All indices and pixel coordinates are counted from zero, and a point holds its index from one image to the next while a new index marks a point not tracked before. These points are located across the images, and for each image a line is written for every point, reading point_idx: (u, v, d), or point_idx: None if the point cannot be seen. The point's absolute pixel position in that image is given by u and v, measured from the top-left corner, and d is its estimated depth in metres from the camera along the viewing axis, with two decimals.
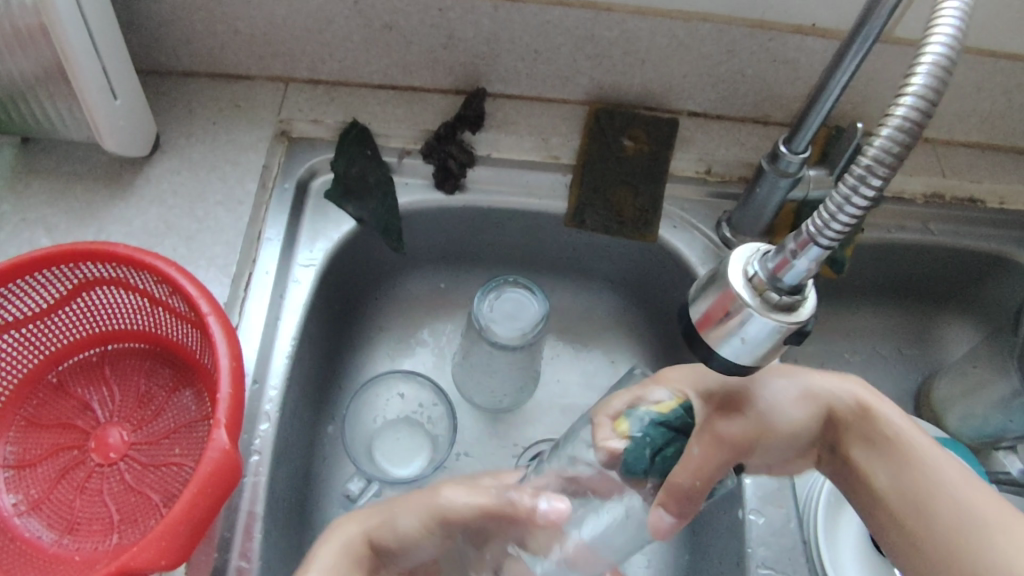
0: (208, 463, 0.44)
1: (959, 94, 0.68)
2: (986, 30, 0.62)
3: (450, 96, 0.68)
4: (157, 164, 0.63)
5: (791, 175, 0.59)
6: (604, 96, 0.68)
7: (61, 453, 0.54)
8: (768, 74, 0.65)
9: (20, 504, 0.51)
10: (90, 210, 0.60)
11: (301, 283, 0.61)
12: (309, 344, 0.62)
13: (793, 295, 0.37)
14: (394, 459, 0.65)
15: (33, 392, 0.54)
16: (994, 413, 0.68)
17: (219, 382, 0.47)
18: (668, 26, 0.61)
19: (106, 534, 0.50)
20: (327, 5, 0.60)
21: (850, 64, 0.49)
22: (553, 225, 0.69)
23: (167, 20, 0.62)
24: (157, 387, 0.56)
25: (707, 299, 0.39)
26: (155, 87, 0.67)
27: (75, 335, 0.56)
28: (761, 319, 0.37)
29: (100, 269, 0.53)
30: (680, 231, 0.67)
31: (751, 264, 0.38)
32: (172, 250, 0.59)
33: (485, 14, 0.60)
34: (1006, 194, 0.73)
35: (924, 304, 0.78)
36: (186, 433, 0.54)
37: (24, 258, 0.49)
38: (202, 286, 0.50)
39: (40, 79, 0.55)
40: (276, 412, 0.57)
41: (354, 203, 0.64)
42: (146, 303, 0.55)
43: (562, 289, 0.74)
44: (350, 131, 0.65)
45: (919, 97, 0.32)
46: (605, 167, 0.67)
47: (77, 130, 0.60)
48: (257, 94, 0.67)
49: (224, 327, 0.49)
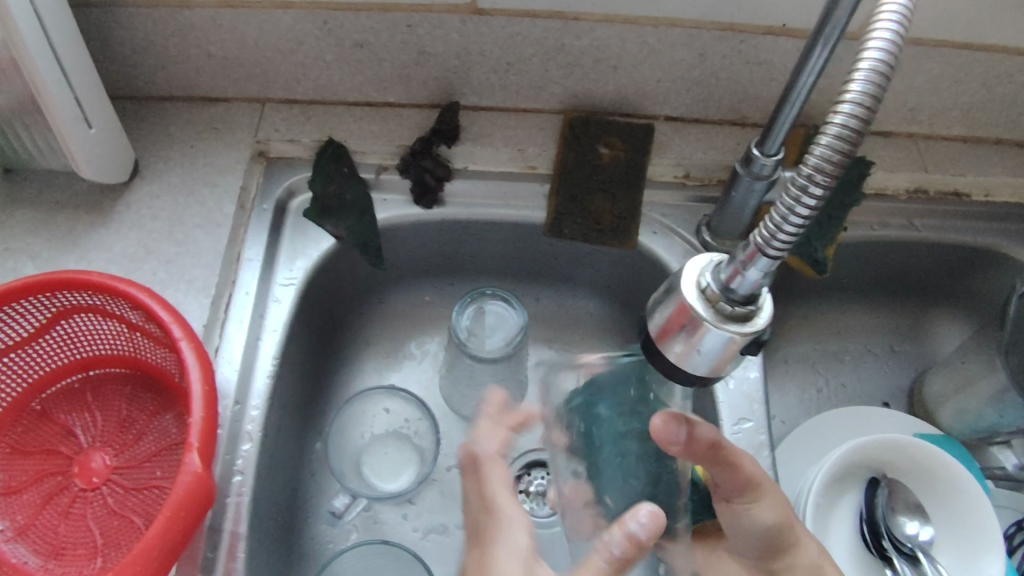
0: (182, 488, 0.45)
1: (938, 89, 0.68)
2: (960, 23, 0.61)
3: (425, 110, 0.68)
4: (136, 189, 0.64)
5: (765, 177, 0.58)
6: (578, 104, 0.68)
7: (45, 479, 0.54)
8: (741, 76, 0.64)
9: (6, 531, 0.51)
10: (71, 238, 0.61)
11: (282, 303, 0.62)
12: (291, 362, 0.62)
13: (747, 304, 0.40)
14: (382, 474, 0.65)
15: (16, 419, 0.55)
16: (986, 408, 0.67)
17: (192, 407, 0.47)
18: (637, 32, 0.61)
19: (90, 558, 0.51)
20: (297, 25, 0.61)
21: (814, 64, 0.48)
22: (533, 234, 0.69)
23: (142, 47, 0.63)
24: (137, 411, 0.57)
25: (664, 311, 0.42)
26: (134, 114, 0.68)
27: (58, 363, 0.57)
28: (716, 331, 0.39)
29: (77, 297, 0.53)
30: (659, 236, 0.67)
31: (704, 276, 0.41)
32: (152, 274, 0.60)
33: (453, 28, 0.61)
34: (989, 185, 0.72)
35: (914, 301, 0.78)
36: (166, 457, 0.54)
37: (2, 288, 0.50)
38: (175, 311, 0.51)
39: (16, 112, 0.56)
40: (258, 431, 0.57)
41: (332, 221, 0.65)
42: (124, 329, 0.56)
43: (547, 297, 0.74)
44: (326, 150, 0.66)
45: (856, 104, 0.34)
46: (581, 175, 0.67)
47: (55, 158, 0.61)
48: (234, 115, 0.68)
49: (197, 352, 0.49)
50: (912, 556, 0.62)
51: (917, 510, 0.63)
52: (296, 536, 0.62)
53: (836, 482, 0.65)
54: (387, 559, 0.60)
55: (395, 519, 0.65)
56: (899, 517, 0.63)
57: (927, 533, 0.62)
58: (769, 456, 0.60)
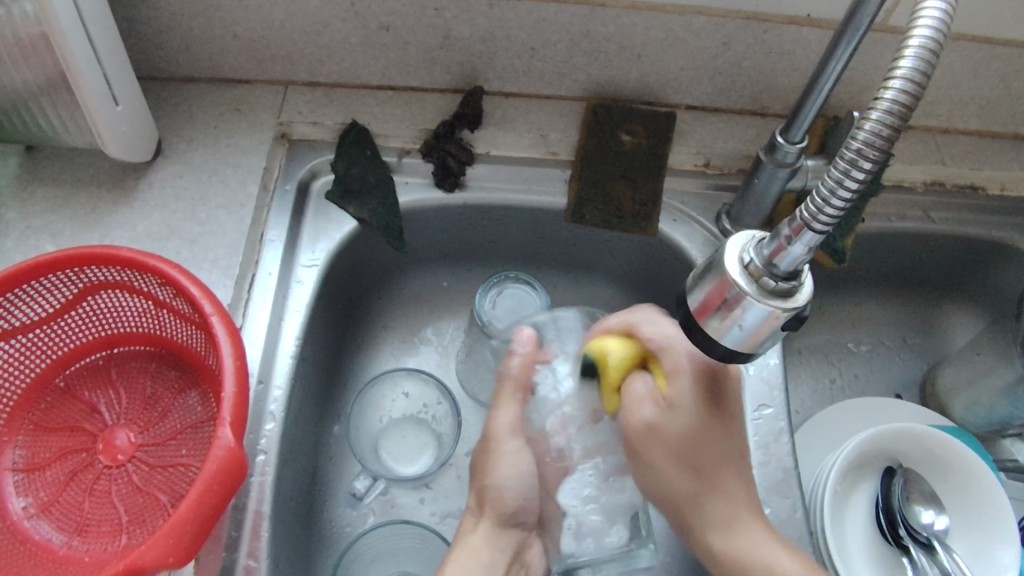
0: (213, 462, 0.45)
1: (957, 82, 0.68)
2: (982, 16, 0.61)
3: (448, 95, 0.69)
4: (159, 169, 0.64)
5: (788, 165, 0.59)
6: (601, 91, 0.68)
7: (69, 455, 0.54)
8: (764, 67, 0.65)
9: (30, 507, 0.52)
10: (93, 216, 0.61)
11: (305, 283, 0.62)
12: (313, 343, 0.62)
13: (789, 281, 0.40)
14: (399, 457, 0.66)
15: (40, 396, 0.55)
16: (1000, 400, 0.68)
17: (223, 381, 0.47)
18: (664, 20, 0.61)
19: (115, 535, 0.51)
20: (324, 6, 0.61)
21: (845, 52, 0.48)
22: (553, 220, 0.69)
23: (167, 27, 0.62)
24: (162, 389, 0.57)
25: (704, 287, 0.43)
26: (157, 94, 0.68)
27: (83, 339, 0.57)
28: (758, 305, 0.40)
29: (104, 273, 0.53)
30: (679, 225, 0.68)
31: (747, 251, 0.41)
32: (176, 253, 0.60)
33: (480, 12, 0.61)
34: (1005, 180, 0.73)
35: (927, 294, 0.78)
36: (191, 434, 0.54)
37: (30, 262, 0.50)
38: (205, 287, 0.51)
39: (43, 88, 0.56)
40: (281, 411, 0.57)
41: (355, 203, 0.65)
42: (151, 306, 0.55)
43: (565, 285, 0.75)
44: (350, 132, 0.66)
45: (908, 79, 0.34)
46: (603, 161, 0.67)
47: (79, 136, 0.60)
48: (257, 97, 0.68)
49: (228, 328, 0.49)
50: (928, 545, 0.62)
51: (933, 500, 0.63)
52: (316, 516, 0.62)
53: (852, 471, 0.65)
54: (407, 540, 0.60)
55: (413, 502, 0.65)
56: (915, 507, 0.63)
57: (942, 522, 0.62)
58: (789, 442, 0.60)
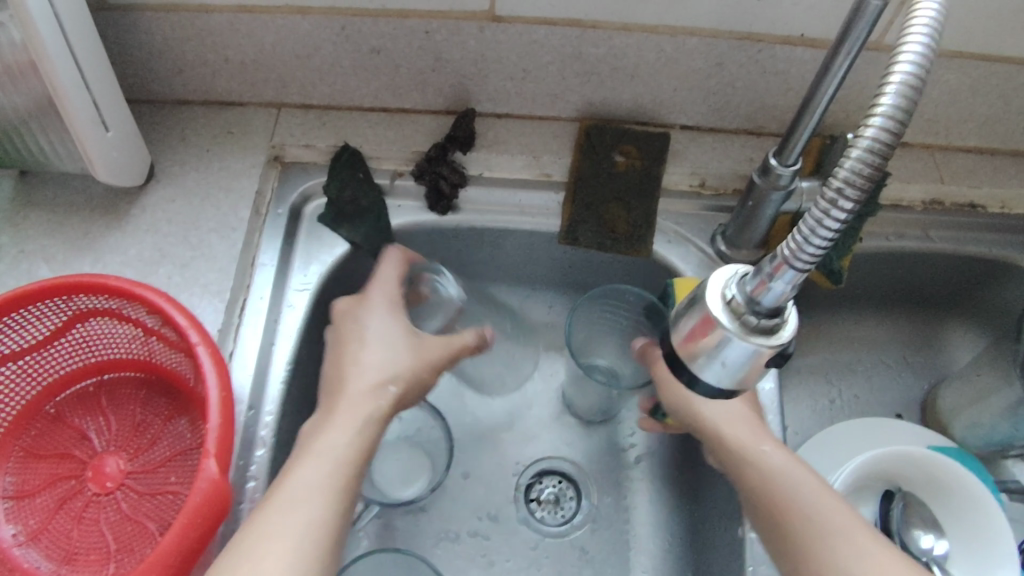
0: (199, 494, 0.45)
1: (955, 99, 0.67)
2: (978, 34, 0.61)
3: (441, 117, 0.68)
4: (152, 193, 0.64)
5: (782, 188, 0.58)
6: (594, 112, 0.68)
7: (59, 483, 0.54)
8: (759, 86, 0.64)
9: (20, 535, 0.52)
10: (86, 240, 0.61)
11: (296, 307, 0.62)
12: (304, 366, 0.62)
13: (772, 317, 0.41)
14: (398, 481, 0.64)
15: (30, 422, 0.55)
16: (1000, 421, 0.67)
17: (209, 412, 0.47)
18: (655, 41, 0.60)
19: (103, 563, 0.51)
20: (314, 30, 0.61)
21: (836, 74, 0.48)
22: (546, 242, 0.69)
23: (159, 51, 0.63)
24: (152, 416, 0.57)
25: (691, 320, 0.44)
26: (150, 117, 0.68)
27: (72, 366, 0.57)
28: (740, 342, 0.41)
29: (94, 300, 0.54)
30: (673, 246, 0.67)
31: (729, 288, 0.42)
32: (167, 278, 0.60)
33: (471, 35, 0.60)
34: (1006, 198, 0.72)
35: (926, 312, 0.78)
36: (181, 462, 0.54)
37: (25, 288, 0.50)
38: (192, 317, 0.51)
39: (33, 113, 0.56)
40: (271, 437, 0.57)
41: (347, 226, 0.64)
42: (140, 333, 0.55)
43: (560, 305, 0.74)
44: (342, 154, 0.65)
45: (888, 118, 0.34)
46: (596, 183, 0.66)
47: (71, 161, 0.61)
48: (250, 120, 0.68)
49: (213, 355, 0.49)
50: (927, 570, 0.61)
51: (933, 525, 0.62)
52: None
53: (852, 492, 0.65)
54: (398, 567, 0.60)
55: (410, 525, 0.65)
56: (914, 531, 0.62)
57: (942, 547, 0.61)
58: None
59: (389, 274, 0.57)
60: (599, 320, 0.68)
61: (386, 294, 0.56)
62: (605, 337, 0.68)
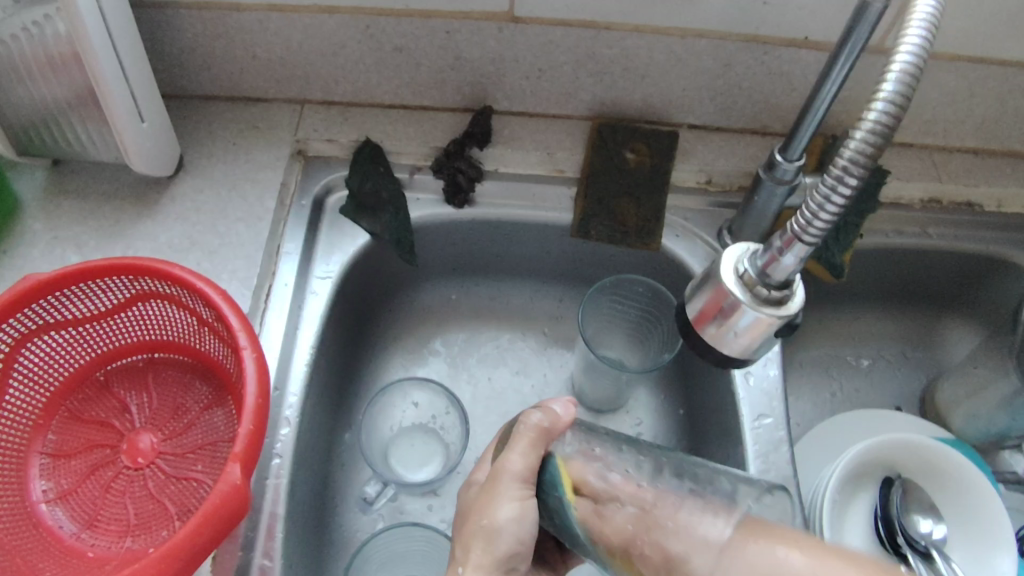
0: (217, 496, 0.46)
1: (952, 102, 0.70)
2: (976, 37, 0.63)
3: (458, 114, 0.71)
4: (180, 183, 0.67)
5: (787, 182, 0.60)
6: (606, 111, 0.70)
7: (95, 449, 0.58)
8: (764, 87, 0.67)
9: (49, 492, 0.55)
10: (117, 227, 0.64)
11: (319, 294, 0.64)
12: (326, 352, 0.64)
13: (782, 290, 0.45)
14: (409, 464, 0.68)
15: (79, 387, 0.59)
16: (997, 412, 0.69)
17: (246, 390, 0.50)
18: (666, 42, 0.63)
19: (122, 535, 0.54)
20: (340, 29, 0.63)
21: (839, 73, 0.50)
22: (558, 235, 0.71)
23: (190, 47, 0.65)
24: (192, 401, 0.60)
25: (702, 297, 0.47)
26: (179, 111, 0.71)
27: (126, 341, 0.60)
28: (752, 313, 0.45)
29: (156, 285, 0.56)
30: (681, 240, 0.70)
31: (742, 262, 0.45)
32: (196, 264, 0.62)
33: (490, 35, 0.63)
34: (1003, 198, 0.74)
35: (926, 309, 0.80)
36: (210, 451, 0.57)
37: (89, 264, 0.53)
38: (230, 298, 0.54)
39: (72, 104, 0.59)
40: (296, 417, 0.59)
41: (368, 218, 0.67)
42: (195, 323, 0.58)
43: (570, 298, 0.77)
44: (363, 149, 0.68)
45: (890, 102, 0.37)
46: (607, 179, 0.69)
47: (106, 151, 0.63)
48: (274, 116, 0.71)
49: (251, 336, 0.52)
50: (926, 554, 0.63)
51: (931, 509, 0.64)
52: (328, 521, 0.64)
53: (851, 480, 0.66)
54: (416, 543, 0.62)
55: (421, 509, 0.66)
56: (913, 515, 0.64)
57: (940, 531, 0.63)
58: (788, 451, 0.61)
59: (559, 425, 0.50)
60: (607, 314, 0.70)
61: (515, 473, 0.47)
62: (612, 326, 0.71)
